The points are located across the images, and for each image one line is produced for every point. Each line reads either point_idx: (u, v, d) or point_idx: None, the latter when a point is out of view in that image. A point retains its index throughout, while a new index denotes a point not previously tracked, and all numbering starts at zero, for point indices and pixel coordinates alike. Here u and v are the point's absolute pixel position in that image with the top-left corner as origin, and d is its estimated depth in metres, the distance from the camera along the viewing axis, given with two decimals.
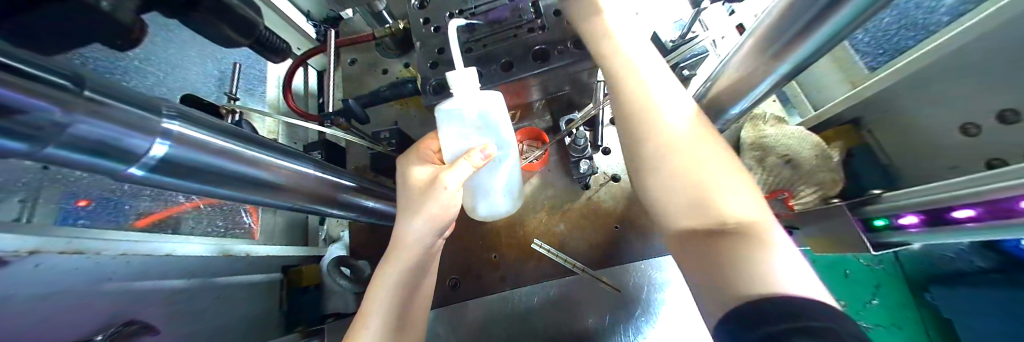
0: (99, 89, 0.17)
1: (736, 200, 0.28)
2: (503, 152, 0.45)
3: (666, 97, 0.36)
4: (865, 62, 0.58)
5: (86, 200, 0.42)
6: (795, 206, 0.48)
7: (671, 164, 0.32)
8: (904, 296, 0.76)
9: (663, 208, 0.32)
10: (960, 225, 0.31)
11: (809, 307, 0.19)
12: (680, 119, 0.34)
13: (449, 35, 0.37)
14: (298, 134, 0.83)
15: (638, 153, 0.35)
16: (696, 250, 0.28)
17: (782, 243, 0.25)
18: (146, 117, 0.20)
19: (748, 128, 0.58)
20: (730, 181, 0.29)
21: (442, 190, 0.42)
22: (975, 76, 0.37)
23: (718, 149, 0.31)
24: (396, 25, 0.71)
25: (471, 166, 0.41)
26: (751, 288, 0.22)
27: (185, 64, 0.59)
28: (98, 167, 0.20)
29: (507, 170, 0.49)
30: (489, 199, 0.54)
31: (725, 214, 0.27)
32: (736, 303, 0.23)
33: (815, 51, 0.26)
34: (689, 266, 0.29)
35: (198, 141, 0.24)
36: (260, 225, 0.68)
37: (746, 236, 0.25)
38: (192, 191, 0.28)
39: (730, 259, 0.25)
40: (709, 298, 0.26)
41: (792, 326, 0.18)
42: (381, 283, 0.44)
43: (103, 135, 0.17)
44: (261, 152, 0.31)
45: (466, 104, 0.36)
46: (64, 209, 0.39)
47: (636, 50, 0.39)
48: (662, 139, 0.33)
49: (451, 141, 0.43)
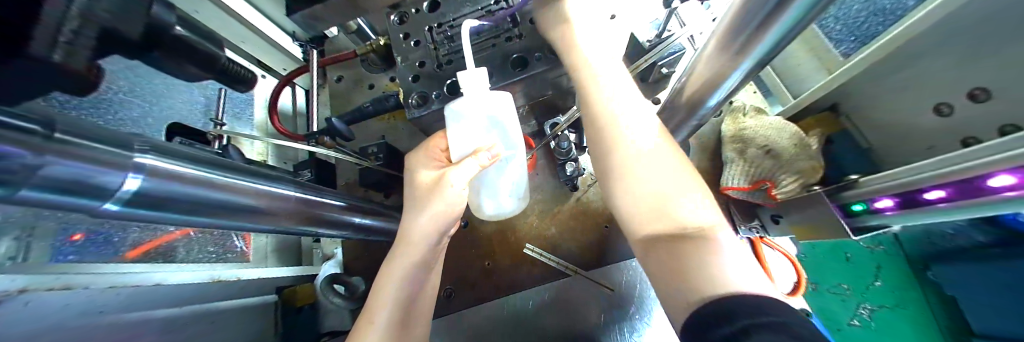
0: (68, 129, 0.17)
1: (688, 209, 0.30)
2: (511, 152, 0.45)
3: (627, 110, 0.38)
4: (838, 49, 0.60)
5: (81, 234, 0.43)
6: (777, 195, 0.48)
7: (631, 176, 0.34)
8: (909, 275, 0.76)
9: (627, 217, 0.35)
10: (934, 206, 0.31)
11: (760, 300, 0.22)
12: (637, 133, 0.36)
13: (463, 36, 0.39)
14: (287, 153, 0.84)
15: (603, 167, 0.38)
16: (656, 256, 0.31)
17: (730, 246, 0.27)
18: (117, 153, 0.20)
19: (728, 122, 0.59)
20: (683, 189, 0.31)
21: (448, 188, 0.42)
22: (939, 59, 0.38)
23: (673, 160, 0.34)
24: (377, 41, 0.72)
25: (477, 165, 0.41)
26: (708, 289, 0.25)
27: (171, 94, 0.60)
28: (71, 205, 0.20)
29: (516, 172, 0.49)
30: (496, 199, 0.53)
31: (680, 221, 0.30)
32: (695, 301, 0.25)
33: (774, 44, 0.27)
34: (653, 269, 0.31)
35: (172, 172, 0.24)
36: (252, 248, 0.68)
37: (700, 242, 0.28)
38: (170, 221, 0.28)
39: (688, 264, 0.27)
40: (675, 298, 0.28)
41: (750, 323, 0.20)
42: (384, 281, 0.46)
43: (79, 173, 0.17)
44: (238, 178, 0.31)
45: (474, 104, 0.39)
46: (51, 246, 0.39)
47: (603, 66, 0.41)
48: (623, 154, 0.35)
49: (459, 139, 0.43)
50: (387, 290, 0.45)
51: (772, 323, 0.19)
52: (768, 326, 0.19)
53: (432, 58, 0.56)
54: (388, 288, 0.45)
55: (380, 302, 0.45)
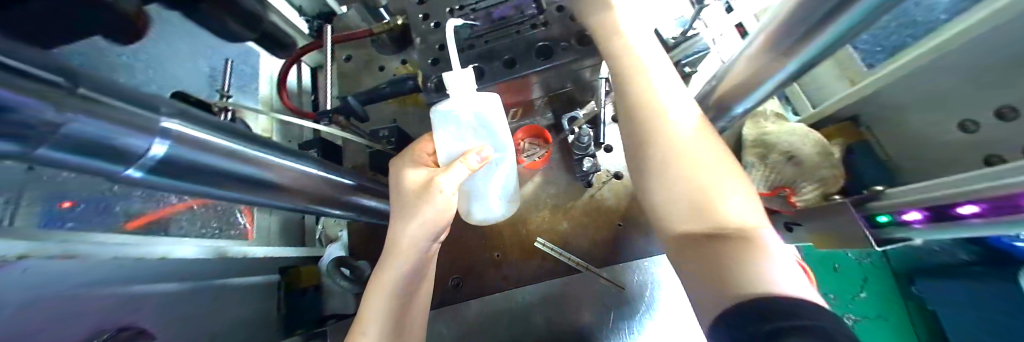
0: (94, 86, 0.16)
1: (735, 206, 0.29)
2: (500, 155, 0.44)
3: (675, 101, 0.37)
4: (863, 59, 0.59)
5: (72, 202, 0.40)
6: (797, 203, 0.49)
7: (676, 166, 0.32)
8: (891, 289, 0.78)
9: (663, 212, 0.33)
10: (965, 222, 0.31)
11: (809, 305, 0.21)
12: (684, 121, 0.35)
13: (446, 35, 0.37)
14: (292, 131, 0.82)
15: (643, 156, 0.35)
16: (693, 253, 0.29)
17: (776, 246, 0.26)
18: (144, 115, 0.19)
19: (749, 125, 0.57)
20: (731, 185, 0.30)
21: (438, 193, 0.41)
22: (975, 77, 0.38)
23: (718, 155, 0.32)
24: (395, 21, 0.70)
25: (467, 169, 0.40)
26: (744, 289, 0.24)
27: (174, 60, 0.57)
28: (92, 168, 0.18)
29: (505, 173, 0.49)
30: (485, 203, 0.53)
31: (725, 219, 0.28)
32: (729, 301, 0.25)
33: (823, 49, 0.26)
34: (690, 267, 0.30)
35: (199, 140, 0.23)
36: (254, 226, 0.66)
37: (744, 240, 0.27)
38: (191, 192, 0.26)
39: (729, 262, 0.26)
40: (710, 297, 0.27)
41: (788, 325, 0.19)
42: (375, 288, 0.44)
43: (99, 135, 0.16)
44: (263, 152, 0.29)
45: (462, 104, 0.37)
46: (48, 212, 0.37)
47: (651, 56, 0.40)
48: (669, 141, 0.34)
49: (446, 143, 0.42)
50: (376, 295, 0.43)
51: (818, 329, 0.18)
52: (810, 329, 0.18)
53: (453, 41, 0.54)
54: (376, 299, 0.43)
55: (369, 305, 0.43)
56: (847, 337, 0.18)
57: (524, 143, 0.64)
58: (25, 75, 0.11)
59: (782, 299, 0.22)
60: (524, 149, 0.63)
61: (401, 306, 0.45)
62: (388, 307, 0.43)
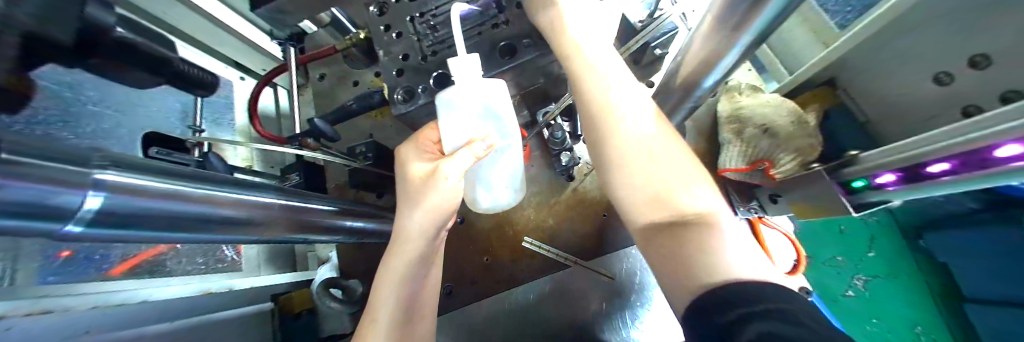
0: (14, 149, 0.16)
1: (689, 198, 0.29)
2: (506, 142, 0.42)
3: (621, 94, 0.35)
4: (835, 20, 0.57)
5: (67, 252, 0.42)
6: (775, 175, 0.46)
7: (629, 160, 0.33)
8: (900, 246, 0.77)
9: (626, 209, 0.34)
10: (940, 179, 0.30)
11: (760, 286, 0.23)
12: (637, 119, 0.34)
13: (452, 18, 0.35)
14: (274, 157, 0.81)
15: (600, 155, 0.36)
16: (654, 245, 0.31)
17: (730, 233, 0.27)
18: (73, 170, 0.18)
19: (724, 100, 0.57)
20: (688, 174, 0.31)
21: (442, 181, 0.40)
22: (937, 26, 0.37)
23: (671, 144, 0.33)
24: (357, 35, 0.69)
25: (472, 156, 0.39)
26: (704, 277, 0.25)
27: (142, 101, 0.56)
28: (25, 230, 0.18)
29: (510, 162, 0.47)
30: (491, 192, 0.52)
31: (679, 210, 0.29)
32: (697, 288, 0.26)
33: (769, 21, 0.25)
34: (653, 258, 0.31)
35: (138, 188, 0.22)
36: (246, 256, 0.66)
37: (700, 230, 0.28)
38: (139, 240, 0.26)
39: (685, 257, 0.27)
40: (671, 287, 0.29)
41: (750, 312, 0.20)
42: (386, 283, 0.45)
43: (28, 197, 0.16)
44: (212, 189, 0.29)
45: (467, 92, 0.36)
46: (44, 264, 0.40)
47: (588, 42, 0.38)
48: (622, 139, 0.34)
49: (451, 130, 0.40)
50: (384, 290, 0.44)
51: (776, 311, 0.19)
52: (772, 315, 0.19)
53: (416, 50, 0.53)
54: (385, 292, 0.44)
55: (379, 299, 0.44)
56: (807, 318, 0.19)
57: None
58: None
59: (738, 285, 0.23)
60: None
61: (409, 301, 0.46)
62: (396, 303, 0.44)
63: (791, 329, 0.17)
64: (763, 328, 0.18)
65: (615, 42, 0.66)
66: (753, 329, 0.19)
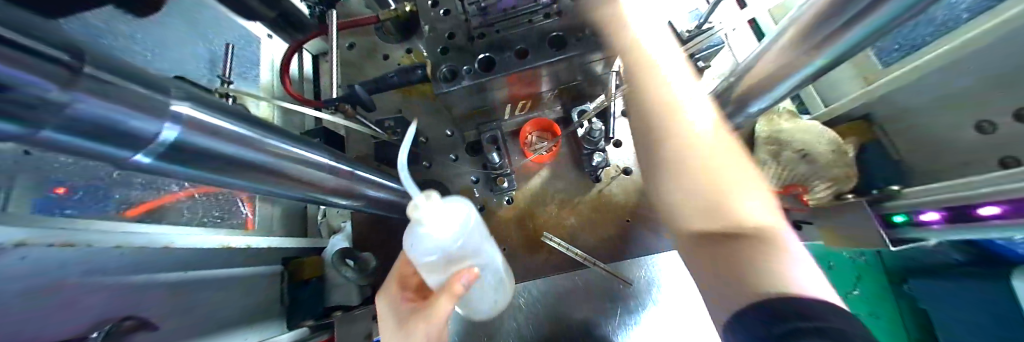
0: (100, 64, 0.15)
1: (752, 205, 0.30)
2: (486, 262, 0.48)
3: (689, 97, 0.38)
4: (879, 57, 0.56)
5: (67, 188, 0.37)
6: (809, 201, 0.49)
7: (691, 160, 0.33)
8: (883, 287, 0.81)
9: (677, 208, 0.34)
10: (984, 222, 0.31)
11: (818, 303, 0.22)
12: (705, 124, 0.36)
13: (399, 152, 0.27)
14: (295, 120, 0.80)
15: (656, 154, 0.36)
16: (704, 249, 0.30)
17: (790, 246, 0.27)
18: (153, 97, 0.17)
19: (762, 123, 0.55)
20: (752, 188, 0.31)
21: (431, 324, 0.42)
22: (989, 74, 0.38)
23: (733, 151, 0.34)
24: (402, 8, 0.69)
25: (456, 295, 0.40)
26: (764, 286, 0.25)
27: (174, 44, 0.54)
28: (97, 152, 0.17)
29: (495, 274, 0.51)
30: (484, 304, 0.54)
31: (740, 217, 0.29)
32: (752, 296, 0.25)
33: (859, 42, 0.25)
34: (700, 261, 0.30)
35: (211, 127, 0.21)
36: (256, 215, 0.64)
37: (761, 238, 0.28)
38: (198, 180, 0.25)
39: (742, 260, 0.27)
40: (720, 292, 0.28)
41: (803, 327, 0.20)
42: None
43: (104, 116, 0.15)
44: (278, 140, 0.28)
45: (438, 229, 0.36)
46: (44, 198, 0.34)
47: (663, 56, 0.43)
48: (685, 139, 0.35)
49: (430, 267, 0.43)
50: None
51: (828, 330, 0.19)
52: (825, 332, 0.19)
53: (464, 30, 0.53)
54: None
55: None
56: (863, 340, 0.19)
57: (532, 137, 0.66)
58: (22, 47, 0.10)
59: (784, 301, 0.23)
60: (532, 142, 0.65)
61: None
62: None
63: None
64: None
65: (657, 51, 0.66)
66: None
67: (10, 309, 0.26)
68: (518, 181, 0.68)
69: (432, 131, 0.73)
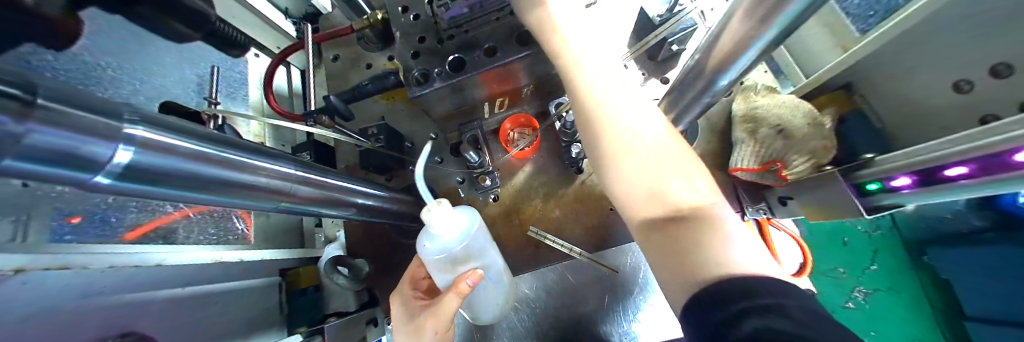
0: (53, 95, 0.16)
1: (687, 191, 0.29)
2: (490, 265, 0.50)
3: (607, 87, 0.37)
4: (855, 26, 0.55)
5: (77, 217, 0.41)
6: (787, 176, 0.47)
7: (631, 154, 0.32)
8: (903, 259, 0.80)
9: (624, 202, 0.33)
10: (956, 182, 0.31)
11: (758, 280, 0.22)
12: (632, 117, 0.34)
13: (420, 160, 0.41)
14: (285, 135, 0.82)
15: (595, 154, 0.36)
16: (652, 241, 0.29)
17: (729, 225, 0.27)
18: (106, 122, 0.19)
19: (739, 100, 0.58)
20: (682, 171, 0.31)
21: (439, 321, 0.44)
22: (964, 33, 0.37)
23: (663, 138, 0.33)
24: (375, 16, 0.71)
25: (462, 290, 0.43)
26: (705, 273, 0.24)
27: (161, 71, 0.57)
28: (56, 177, 0.18)
29: (499, 278, 0.53)
30: (488, 307, 0.57)
31: (678, 203, 0.29)
32: (696, 283, 0.25)
33: (799, 14, 0.25)
34: (649, 252, 0.30)
35: (165, 146, 0.23)
36: (254, 230, 0.66)
37: (698, 222, 0.27)
38: (165, 197, 0.26)
39: (686, 249, 0.26)
40: (670, 283, 0.27)
41: (749, 307, 0.20)
42: None
43: (61, 144, 0.16)
44: (237, 154, 0.30)
45: (448, 229, 0.42)
46: (53, 226, 0.38)
47: (586, 46, 0.40)
48: (613, 134, 0.34)
49: (441, 267, 0.47)
50: None
51: (772, 306, 0.19)
52: (769, 310, 0.19)
53: (434, 33, 0.54)
54: None
55: None
56: (805, 312, 0.18)
57: (513, 134, 0.66)
58: None
59: (736, 280, 0.22)
60: (513, 139, 0.66)
61: None
62: None
63: (795, 326, 0.17)
64: (766, 323, 0.18)
65: (633, 37, 0.66)
66: (750, 325, 0.18)
67: (21, 329, 0.28)
68: (503, 178, 0.69)
69: (416, 135, 0.74)
